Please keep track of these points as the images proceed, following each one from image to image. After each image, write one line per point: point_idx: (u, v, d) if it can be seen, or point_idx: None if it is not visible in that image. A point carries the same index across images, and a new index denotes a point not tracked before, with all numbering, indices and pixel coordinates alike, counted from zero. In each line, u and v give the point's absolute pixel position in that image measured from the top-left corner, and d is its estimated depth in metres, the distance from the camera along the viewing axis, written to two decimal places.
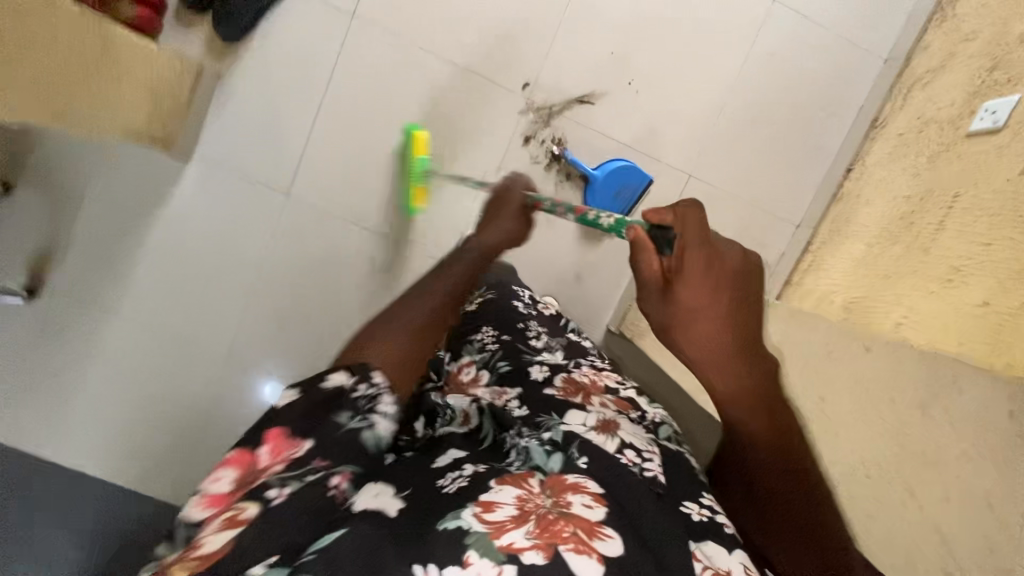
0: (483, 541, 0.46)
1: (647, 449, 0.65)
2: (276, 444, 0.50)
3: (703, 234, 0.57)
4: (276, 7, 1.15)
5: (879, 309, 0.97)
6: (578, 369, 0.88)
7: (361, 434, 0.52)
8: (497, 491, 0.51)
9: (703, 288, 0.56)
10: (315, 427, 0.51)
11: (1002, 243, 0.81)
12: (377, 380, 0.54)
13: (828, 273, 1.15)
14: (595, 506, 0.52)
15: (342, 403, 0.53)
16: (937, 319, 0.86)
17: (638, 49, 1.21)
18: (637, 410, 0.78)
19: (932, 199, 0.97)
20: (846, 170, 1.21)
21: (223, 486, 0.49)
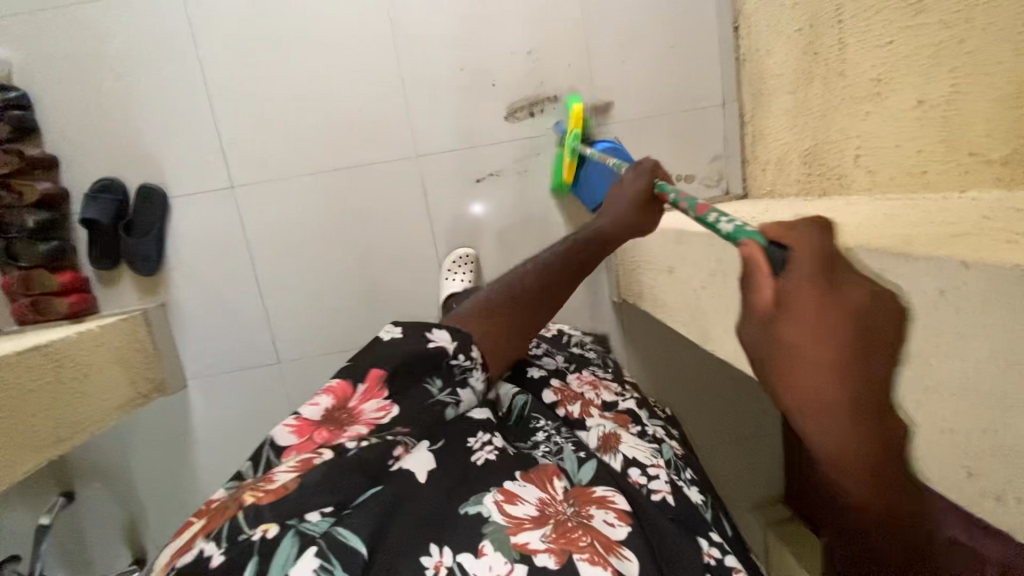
0: (500, 537, 0.55)
1: (651, 463, 0.74)
2: (372, 385, 0.64)
3: (822, 266, 0.44)
4: (169, 221, 1.20)
5: (833, 150, 0.92)
6: (576, 375, 0.94)
7: (445, 407, 0.67)
8: (523, 486, 0.62)
9: (808, 334, 0.41)
10: (405, 388, 0.65)
11: (903, 35, 0.75)
12: (473, 355, 0.70)
13: (772, 136, 1.09)
14: (617, 523, 0.61)
15: (440, 372, 0.68)
16: (886, 136, 0.80)
17: (481, 47, 1.18)
18: (637, 425, 0.85)
19: (821, 20, 0.91)
20: (734, 29, 1.15)
21: (314, 413, 0.62)
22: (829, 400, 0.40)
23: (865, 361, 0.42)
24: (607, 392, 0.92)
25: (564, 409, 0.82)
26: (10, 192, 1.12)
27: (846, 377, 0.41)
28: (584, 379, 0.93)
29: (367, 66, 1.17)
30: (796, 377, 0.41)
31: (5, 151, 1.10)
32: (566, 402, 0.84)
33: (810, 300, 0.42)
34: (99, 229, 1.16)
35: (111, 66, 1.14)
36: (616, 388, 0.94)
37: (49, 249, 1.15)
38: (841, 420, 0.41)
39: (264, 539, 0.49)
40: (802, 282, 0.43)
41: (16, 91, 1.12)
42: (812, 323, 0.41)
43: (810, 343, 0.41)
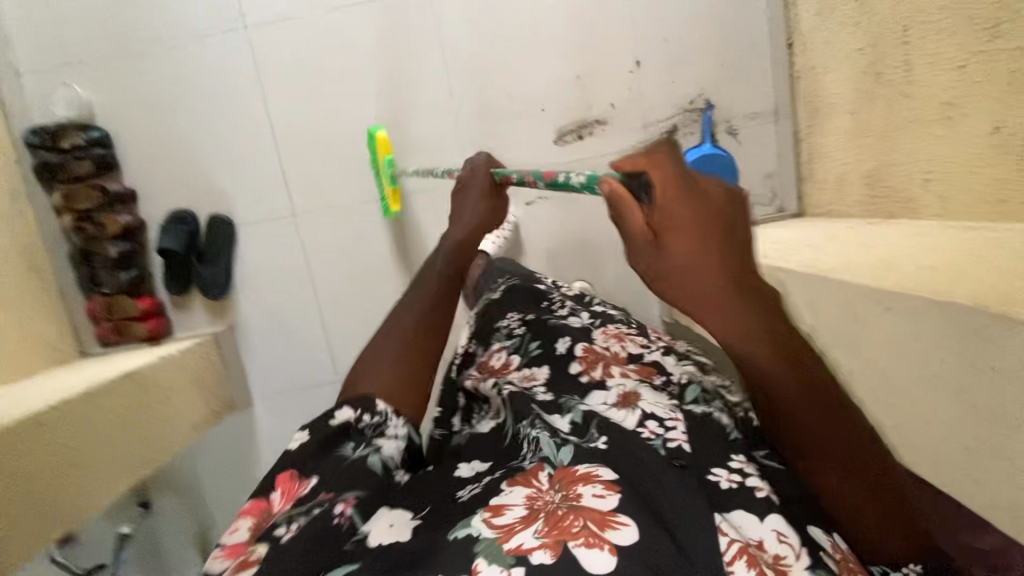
0: (490, 547, 0.50)
1: (669, 416, 0.65)
2: (287, 486, 0.61)
3: (681, 177, 0.54)
4: (236, 247, 1.26)
5: (898, 172, 0.90)
6: (601, 331, 0.91)
7: (367, 459, 0.64)
8: (509, 492, 0.57)
9: (689, 241, 0.53)
10: (321, 464, 0.62)
11: (976, 59, 0.73)
12: (378, 410, 0.69)
13: (832, 155, 1.07)
14: (606, 495, 0.54)
15: (349, 435, 0.66)
16: (958, 161, 0.79)
17: (531, 73, 1.20)
18: (662, 374, 0.77)
19: (884, 41, 0.89)
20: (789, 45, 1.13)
21: (240, 535, 0.57)
22: (729, 330, 0.53)
23: (742, 253, 0.54)
24: (632, 346, 0.87)
25: (586, 376, 0.78)
26: (95, 225, 1.21)
27: (733, 305, 0.53)
28: (610, 334, 0.90)
29: (422, 95, 1.21)
30: (713, 315, 0.53)
31: (89, 186, 1.19)
32: (589, 368, 0.80)
33: (697, 251, 0.53)
34: (172, 257, 1.23)
35: (183, 104, 1.21)
36: (643, 343, 0.88)
37: (128, 277, 1.23)
38: (742, 334, 0.53)
39: None
40: (684, 237, 0.53)
41: (98, 130, 1.20)
42: (703, 265, 0.53)
43: (704, 285, 0.53)
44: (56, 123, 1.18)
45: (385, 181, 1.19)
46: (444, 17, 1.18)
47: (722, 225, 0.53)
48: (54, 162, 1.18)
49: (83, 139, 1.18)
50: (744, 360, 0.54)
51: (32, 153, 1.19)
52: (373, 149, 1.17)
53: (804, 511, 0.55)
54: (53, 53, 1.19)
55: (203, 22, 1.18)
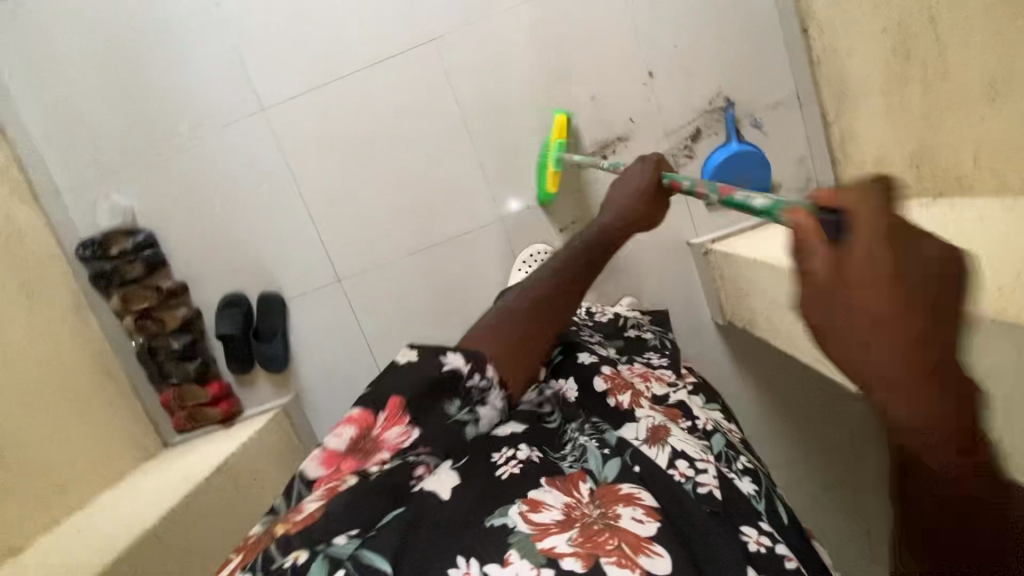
0: (524, 542, 0.54)
1: (700, 457, 0.71)
2: (392, 413, 0.62)
3: (878, 230, 0.33)
4: (289, 320, 1.30)
5: (945, 153, 0.88)
6: (627, 366, 0.95)
7: (464, 426, 0.66)
8: (546, 493, 0.60)
9: (868, 289, 0.33)
10: (423, 411, 0.63)
11: (1014, 39, 0.71)
12: (489, 373, 0.67)
13: (866, 136, 1.05)
14: (645, 521, 0.57)
15: (456, 391, 0.65)
16: (1010, 140, 0.76)
17: (546, 102, 1.21)
18: (688, 418, 0.82)
19: (909, 22, 0.87)
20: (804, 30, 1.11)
21: (337, 444, 0.61)
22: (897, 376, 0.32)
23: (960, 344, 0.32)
24: (659, 385, 0.91)
25: (614, 399, 0.80)
26: (156, 321, 1.26)
27: (926, 355, 0.32)
28: (636, 370, 0.94)
29: (443, 144, 1.22)
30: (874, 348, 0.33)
31: (145, 287, 1.25)
32: (616, 392, 0.82)
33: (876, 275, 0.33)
34: (232, 341, 1.28)
35: (217, 193, 1.25)
36: (670, 380, 0.94)
37: (195, 367, 1.29)
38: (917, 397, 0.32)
39: (295, 566, 0.51)
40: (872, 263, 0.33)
41: (144, 233, 1.25)
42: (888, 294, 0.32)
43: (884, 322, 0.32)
44: (103, 233, 1.24)
45: (549, 161, 1.19)
46: (452, 64, 1.19)
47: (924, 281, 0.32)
48: (108, 270, 1.23)
49: (131, 244, 1.23)
50: (906, 420, 0.32)
51: (86, 265, 1.24)
52: (548, 131, 1.19)
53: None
54: (89, 167, 1.24)
55: (222, 111, 1.21)
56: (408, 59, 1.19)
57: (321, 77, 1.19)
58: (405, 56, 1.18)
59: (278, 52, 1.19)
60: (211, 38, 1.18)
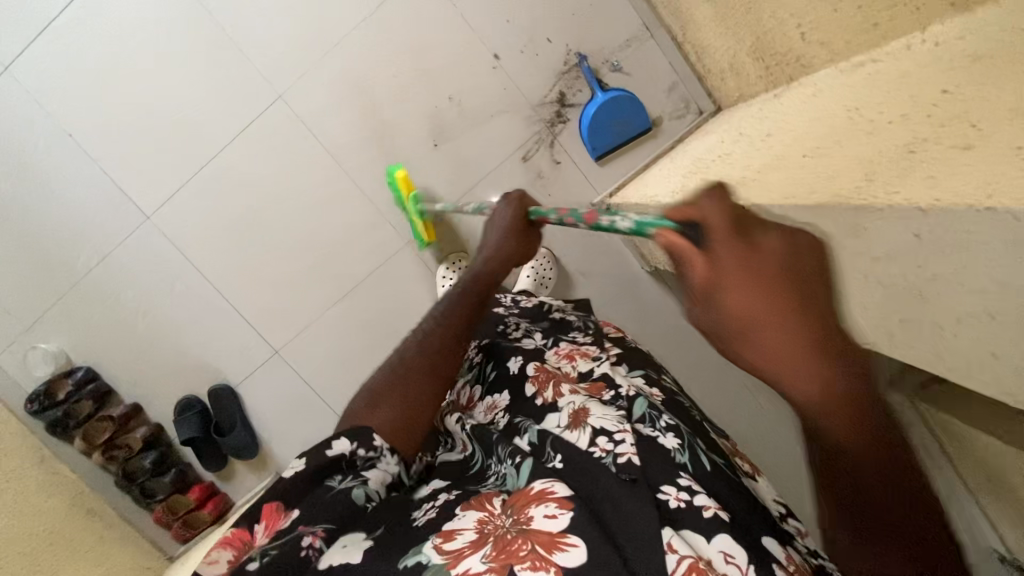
0: (440, 572, 0.51)
1: (619, 428, 0.66)
2: (269, 519, 0.58)
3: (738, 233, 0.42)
4: (244, 405, 1.31)
5: (777, 37, 0.85)
6: (552, 352, 0.90)
7: (352, 492, 0.60)
8: (460, 516, 0.57)
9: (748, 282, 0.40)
10: (304, 498, 0.59)
11: None
12: (376, 445, 0.63)
13: (714, 45, 1.02)
14: (559, 514, 0.54)
15: (341, 467, 0.61)
16: (820, 6, 0.74)
17: (411, 116, 1.20)
18: (612, 387, 0.78)
19: None
20: None
21: (218, 565, 0.55)
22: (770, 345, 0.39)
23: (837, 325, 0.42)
24: (584, 361, 0.86)
25: (540, 398, 0.77)
26: (121, 447, 1.29)
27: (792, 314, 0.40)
28: (562, 353, 0.89)
29: (326, 191, 1.23)
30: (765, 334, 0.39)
31: (99, 419, 1.28)
32: (542, 389, 0.79)
33: (747, 268, 0.40)
34: (197, 441, 1.29)
35: (135, 307, 1.26)
36: (595, 353, 0.88)
37: (171, 478, 1.31)
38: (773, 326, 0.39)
39: None
40: (728, 263, 0.41)
41: (81, 369, 1.27)
42: (731, 253, 0.41)
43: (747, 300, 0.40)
44: (44, 383, 1.26)
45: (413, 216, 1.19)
46: (307, 111, 1.19)
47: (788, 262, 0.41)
48: (60, 416, 1.25)
49: (71, 383, 1.25)
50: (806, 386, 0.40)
51: (38, 418, 1.26)
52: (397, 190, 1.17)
53: (750, 532, 0.56)
54: (9, 325, 1.25)
55: (112, 230, 1.23)
56: (263, 121, 1.19)
57: (190, 167, 1.21)
58: (260, 120, 1.19)
59: (143, 158, 1.20)
60: (76, 166, 1.20)
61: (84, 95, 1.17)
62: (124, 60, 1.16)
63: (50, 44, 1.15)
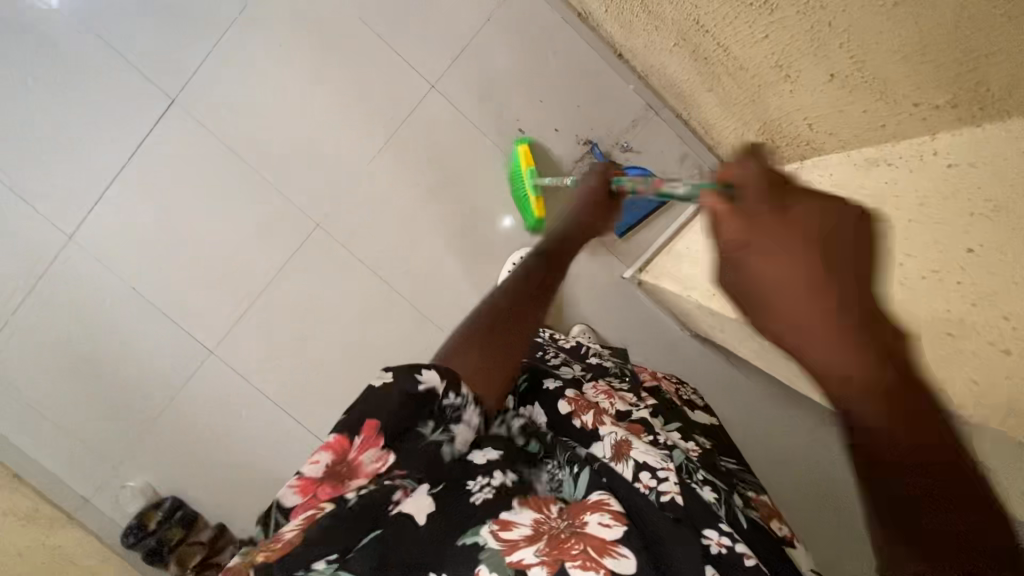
0: (495, 556, 0.50)
1: (664, 465, 0.64)
2: (369, 437, 0.57)
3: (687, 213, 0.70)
4: None
5: (785, 126, 0.89)
6: (591, 385, 0.87)
7: (441, 447, 0.60)
8: (516, 510, 0.55)
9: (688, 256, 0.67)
10: (400, 437, 0.59)
11: (774, 30, 0.74)
12: (464, 392, 0.62)
13: (720, 124, 1.06)
14: (612, 524, 0.54)
15: (431, 411, 0.60)
16: (826, 107, 0.77)
17: (441, 223, 1.27)
18: (651, 432, 0.77)
19: (687, 31, 0.89)
20: (618, 56, 1.21)
21: (316, 468, 0.56)
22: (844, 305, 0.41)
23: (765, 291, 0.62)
24: (623, 403, 0.84)
25: (580, 421, 0.72)
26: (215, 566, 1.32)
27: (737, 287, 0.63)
28: (600, 388, 0.87)
29: (373, 301, 1.30)
30: (769, 254, 0.44)
31: (191, 543, 1.32)
32: (581, 413, 0.73)
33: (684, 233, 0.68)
34: None
35: (213, 435, 1.34)
36: (632, 400, 0.87)
37: None
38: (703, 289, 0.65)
39: None
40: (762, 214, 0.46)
41: (167, 500, 1.33)
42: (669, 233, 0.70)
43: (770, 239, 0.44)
44: (134, 519, 1.31)
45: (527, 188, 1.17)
46: (346, 233, 1.27)
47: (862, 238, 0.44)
48: (155, 544, 1.31)
49: (161, 515, 1.31)
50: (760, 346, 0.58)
51: (135, 548, 1.32)
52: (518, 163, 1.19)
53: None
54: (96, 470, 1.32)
55: (182, 365, 1.31)
56: (308, 249, 1.27)
57: (247, 297, 1.29)
58: (305, 246, 1.27)
59: (204, 295, 1.29)
60: (145, 311, 1.29)
61: (146, 247, 1.27)
62: (179, 210, 1.26)
63: (113, 206, 1.25)
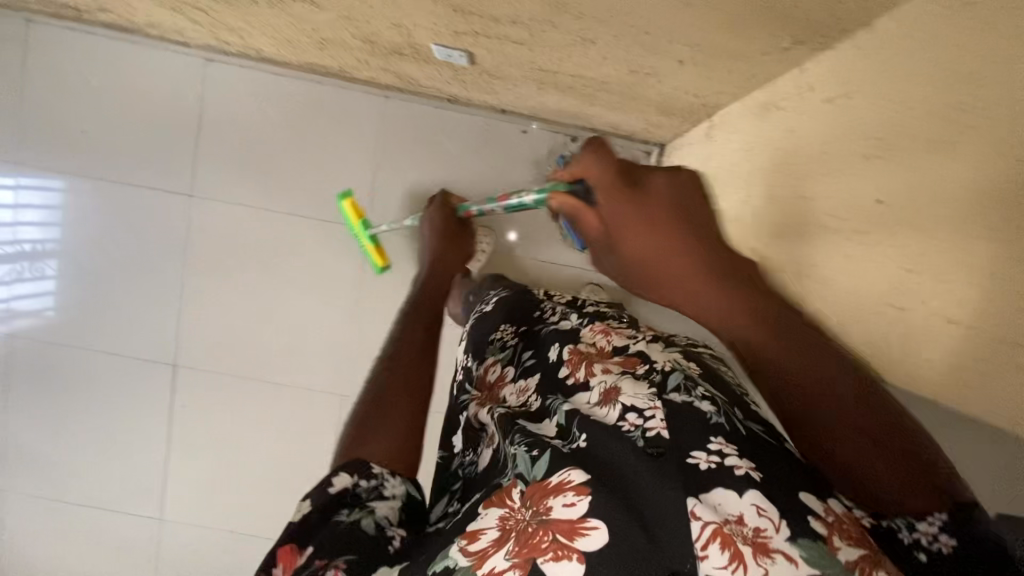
0: (466, 569, 0.48)
1: (649, 404, 0.59)
2: (287, 559, 0.52)
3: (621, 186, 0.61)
4: None
5: (674, 102, 0.88)
6: (587, 326, 0.83)
7: (364, 523, 0.55)
8: (483, 515, 0.53)
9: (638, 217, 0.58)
10: (322, 538, 0.53)
11: (605, 52, 0.73)
12: (376, 471, 0.58)
13: (620, 119, 1.05)
14: (577, 502, 0.49)
15: (345, 501, 0.56)
16: (694, 81, 0.76)
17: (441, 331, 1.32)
18: (645, 362, 0.70)
19: (541, 77, 0.89)
20: (501, 111, 1.22)
21: None
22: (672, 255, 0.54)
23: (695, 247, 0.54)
24: (622, 338, 0.79)
25: (572, 378, 0.70)
26: None
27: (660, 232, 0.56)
28: (597, 327, 0.83)
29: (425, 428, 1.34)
30: (631, 233, 0.57)
31: None
32: (575, 369, 0.72)
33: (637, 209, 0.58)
34: None
35: None
36: (631, 331, 0.82)
37: None
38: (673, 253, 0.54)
39: None
40: (614, 204, 0.60)
41: None
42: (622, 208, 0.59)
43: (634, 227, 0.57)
44: None
45: (364, 238, 1.23)
46: None
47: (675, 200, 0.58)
48: None
49: None
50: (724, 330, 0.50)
51: None
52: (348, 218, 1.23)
53: (787, 487, 0.45)
54: None
55: None
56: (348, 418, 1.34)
57: None
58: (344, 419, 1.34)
59: (293, 506, 1.36)
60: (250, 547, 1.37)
61: (222, 491, 1.36)
62: (235, 446, 1.35)
63: (179, 473, 1.36)
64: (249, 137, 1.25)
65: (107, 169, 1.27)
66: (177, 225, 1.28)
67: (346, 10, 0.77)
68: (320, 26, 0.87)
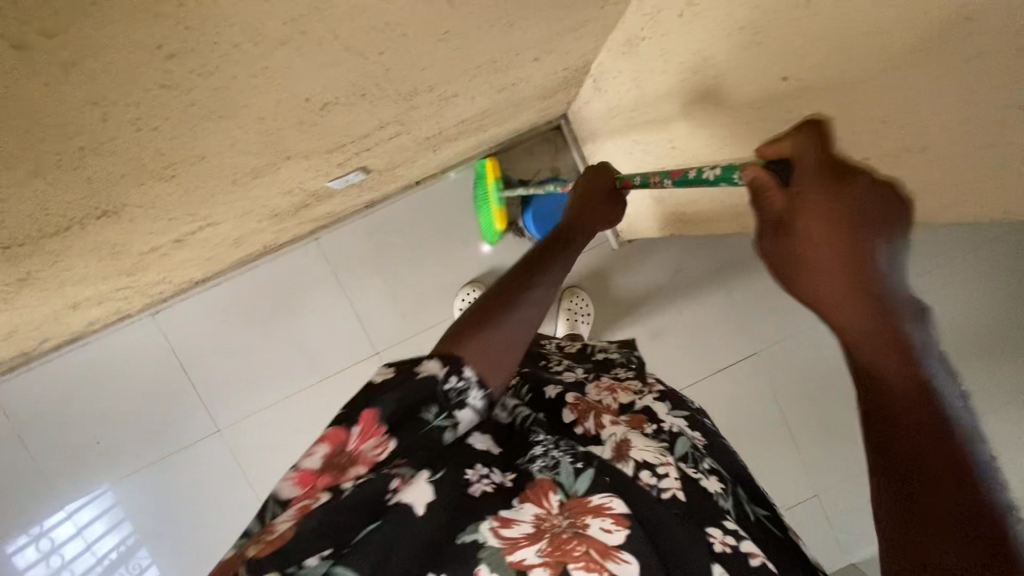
0: (495, 556, 0.43)
1: (662, 462, 0.52)
2: (370, 426, 0.46)
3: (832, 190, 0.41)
4: None
5: (553, 84, 0.89)
6: (590, 382, 0.70)
7: (443, 433, 0.48)
8: (517, 505, 0.47)
9: (825, 220, 0.40)
10: (406, 417, 0.46)
11: (473, 94, 0.74)
12: (467, 372, 0.48)
13: (518, 123, 1.07)
14: (614, 529, 0.45)
15: (433, 395, 0.47)
16: (559, 63, 0.78)
17: None
18: (653, 423, 0.61)
19: (431, 142, 0.91)
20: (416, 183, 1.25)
21: (314, 462, 0.45)
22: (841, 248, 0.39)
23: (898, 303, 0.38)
24: (627, 395, 0.67)
25: (581, 427, 0.58)
26: None
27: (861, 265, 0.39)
28: (601, 384, 0.69)
29: None
30: (808, 220, 0.40)
31: None
32: (583, 417, 0.59)
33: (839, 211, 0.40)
34: None
35: None
36: (636, 386, 0.69)
37: None
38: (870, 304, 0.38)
39: None
40: (817, 196, 0.40)
41: None
42: (823, 206, 0.40)
43: (811, 207, 0.40)
44: None
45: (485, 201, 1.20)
46: None
47: (866, 209, 0.39)
48: None
49: None
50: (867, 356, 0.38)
51: None
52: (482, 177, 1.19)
53: None
54: None
55: None
56: None
57: None
58: None
59: None
60: None
61: None
62: None
63: None
64: (231, 348, 1.27)
65: (133, 453, 1.28)
66: (227, 460, 1.29)
67: (244, 210, 0.79)
68: (230, 232, 0.88)
